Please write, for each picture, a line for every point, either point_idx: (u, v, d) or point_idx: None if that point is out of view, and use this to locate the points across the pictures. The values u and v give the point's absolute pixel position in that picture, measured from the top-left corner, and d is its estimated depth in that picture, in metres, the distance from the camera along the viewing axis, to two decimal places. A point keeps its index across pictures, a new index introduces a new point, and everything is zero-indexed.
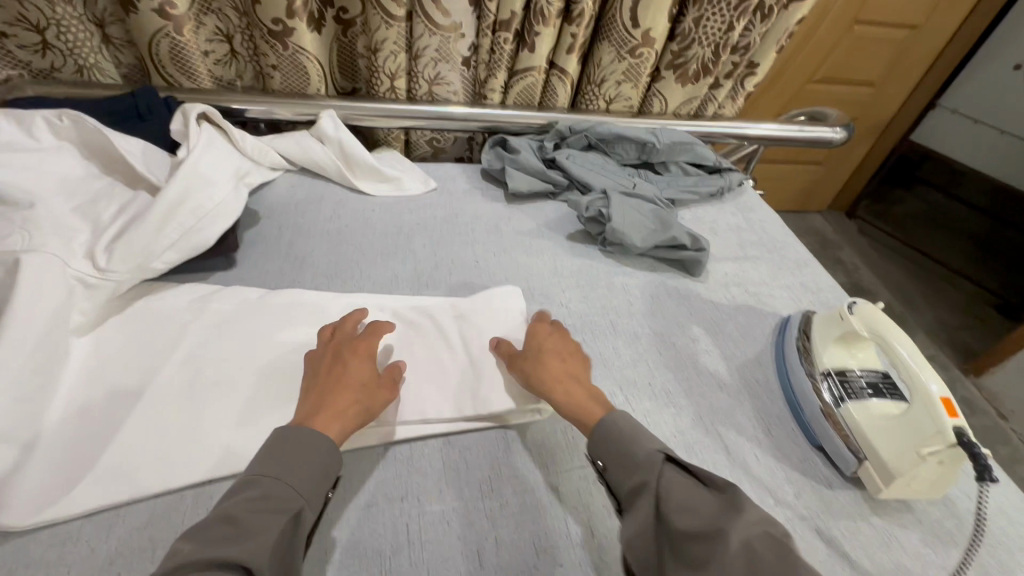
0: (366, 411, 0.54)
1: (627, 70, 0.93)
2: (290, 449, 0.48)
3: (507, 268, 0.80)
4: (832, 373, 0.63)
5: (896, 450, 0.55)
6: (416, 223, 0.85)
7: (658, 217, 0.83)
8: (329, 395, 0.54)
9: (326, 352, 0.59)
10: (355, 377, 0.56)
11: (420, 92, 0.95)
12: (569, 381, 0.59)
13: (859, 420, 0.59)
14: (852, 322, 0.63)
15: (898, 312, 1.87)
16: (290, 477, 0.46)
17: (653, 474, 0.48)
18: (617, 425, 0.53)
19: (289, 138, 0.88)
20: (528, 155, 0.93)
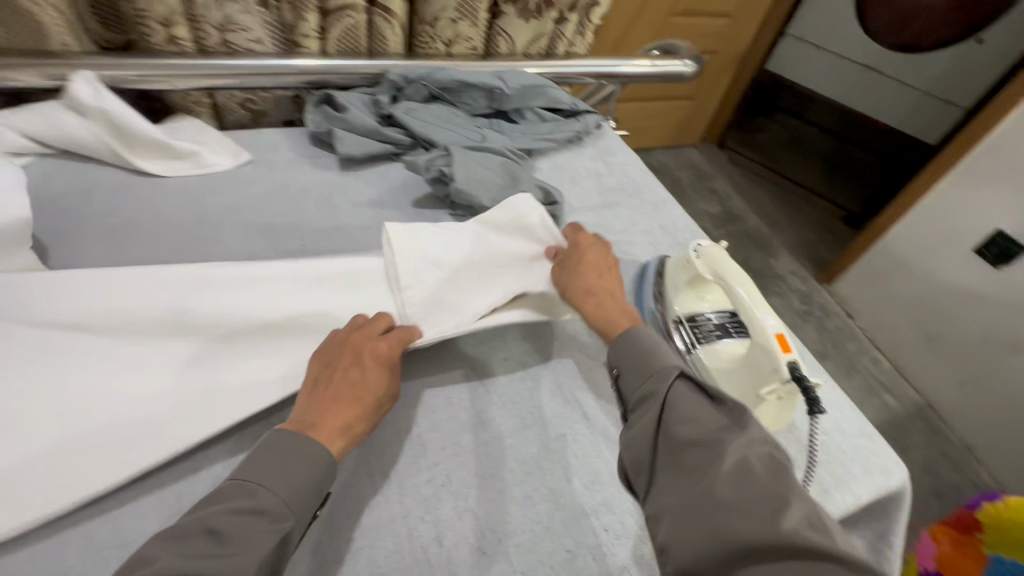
0: (368, 413, 0.48)
1: (459, 5, 0.83)
2: (280, 454, 0.43)
3: (341, 249, 0.69)
4: (683, 320, 0.63)
5: (740, 391, 0.56)
6: (225, 207, 0.71)
7: (508, 172, 0.76)
8: (331, 394, 0.47)
9: (342, 346, 0.51)
10: (366, 371, 0.49)
11: (210, 41, 0.78)
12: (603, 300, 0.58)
13: (708, 365, 0.59)
14: (699, 265, 0.62)
15: (764, 234, 2.02)
16: (264, 496, 0.41)
17: (664, 384, 0.48)
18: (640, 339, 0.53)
19: (28, 110, 0.67)
20: (358, 112, 0.80)
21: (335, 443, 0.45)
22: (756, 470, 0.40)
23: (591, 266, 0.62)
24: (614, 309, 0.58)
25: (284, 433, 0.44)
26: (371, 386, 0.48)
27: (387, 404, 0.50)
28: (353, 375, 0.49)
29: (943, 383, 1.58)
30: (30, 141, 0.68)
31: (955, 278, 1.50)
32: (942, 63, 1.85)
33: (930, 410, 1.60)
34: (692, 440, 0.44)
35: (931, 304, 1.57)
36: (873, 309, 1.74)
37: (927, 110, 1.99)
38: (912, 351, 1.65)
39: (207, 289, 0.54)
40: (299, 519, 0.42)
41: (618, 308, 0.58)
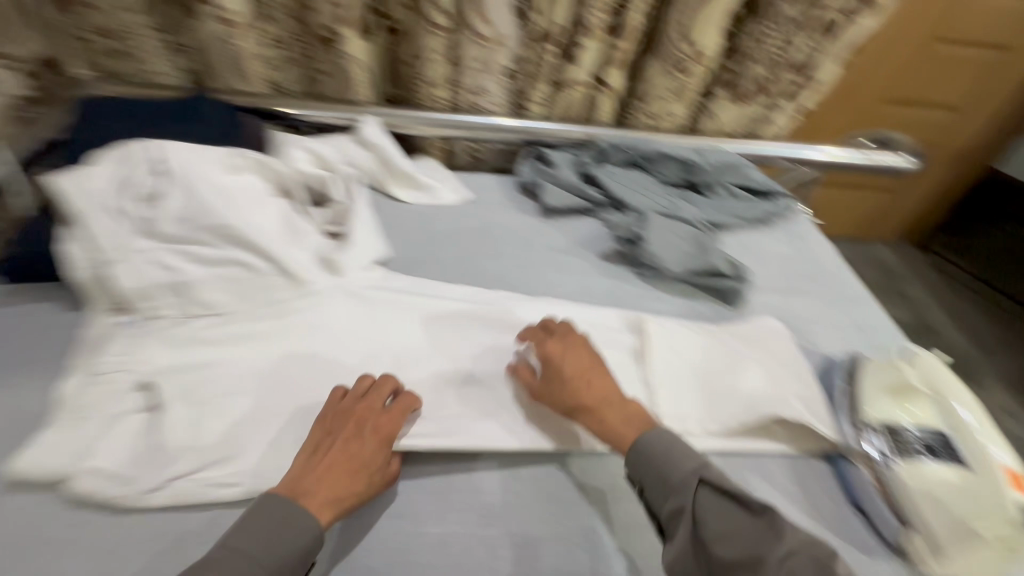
0: (353, 491, 0.51)
1: (676, 87, 0.90)
2: (268, 524, 0.46)
3: (535, 284, 0.77)
4: (880, 428, 0.58)
5: (951, 523, 0.51)
6: (446, 233, 0.84)
7: (698, 242, 0.79)
8: (331, 469, 0.51)
9: (342, 411, 0.55)
10: (376, 423, 0.55)
11: (463, 102, 0.94)
12: (607, 406, 0.58)
13: (909, 484, 0.53)
14: (910, 373, 0.62)
15: (967, 355, 1.71)
16: (273, 540, 0.46)
17: (688, 497, 0.50)
18: (662, 438, 0.55)
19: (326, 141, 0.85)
20: (566, 170, 0.91)
21: (322, 516, 0.48)
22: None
23: (562, 355, 0.61)
24: (602, 416, 0.58)
25: (267, 502, 0.48)
26: (376, 464, 0.53)
27: (381, 481, 0.53)
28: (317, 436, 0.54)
29: None
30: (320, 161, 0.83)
31: None
32: None
33: None
34: (733, 551, 0.47)
35: None
36: None
37: None
38: None
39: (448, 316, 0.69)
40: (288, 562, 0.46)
41: (621, 418, 0.57)
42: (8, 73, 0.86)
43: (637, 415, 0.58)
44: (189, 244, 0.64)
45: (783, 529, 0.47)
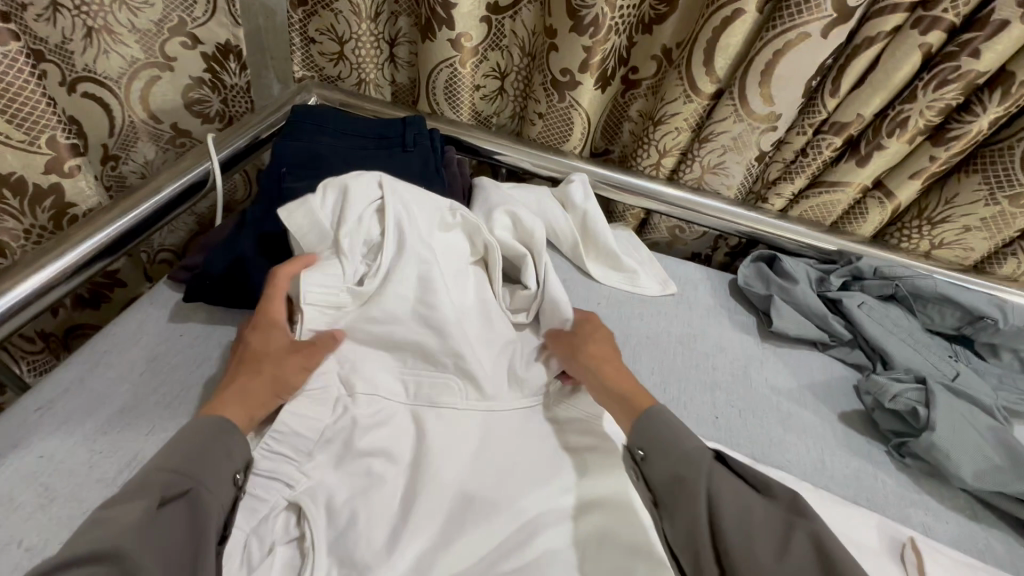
0: (283, 386, 0.48)
1: (990, 216, 0.66)
2: (198, 444, 0.42)
3: (757, 442, 0.59)
4: None
5: None
6: (643, 334, 0.69)
7: (1008, 446, 0.56)
8: (247, 373, 0.49)
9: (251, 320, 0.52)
10: (276, 346, 0.50)
11: (686, 175, 0.79)
12: (640, 401, 0.51)
13: None
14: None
15: None
16: (120, 512, 0.35)
17: (702, 472, 0.43)
18: (670, 423, 0.48)
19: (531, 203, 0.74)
20: (806, 288, 0.72)
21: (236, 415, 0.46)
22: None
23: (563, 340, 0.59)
24: (604, 379, 0.54)
25: (188, 424, 0.44)
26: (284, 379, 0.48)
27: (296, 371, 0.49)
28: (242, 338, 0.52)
29: None
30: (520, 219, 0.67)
31: None
32: None
33: None
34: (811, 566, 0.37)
35: None
36: None
37: None
38: None
39: None
40: (164, 493, 0.38)
41: (618, 374, 0.54)
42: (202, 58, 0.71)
43: (636, 395, 0.52)
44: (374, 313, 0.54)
45: (802, 510, 0.41)
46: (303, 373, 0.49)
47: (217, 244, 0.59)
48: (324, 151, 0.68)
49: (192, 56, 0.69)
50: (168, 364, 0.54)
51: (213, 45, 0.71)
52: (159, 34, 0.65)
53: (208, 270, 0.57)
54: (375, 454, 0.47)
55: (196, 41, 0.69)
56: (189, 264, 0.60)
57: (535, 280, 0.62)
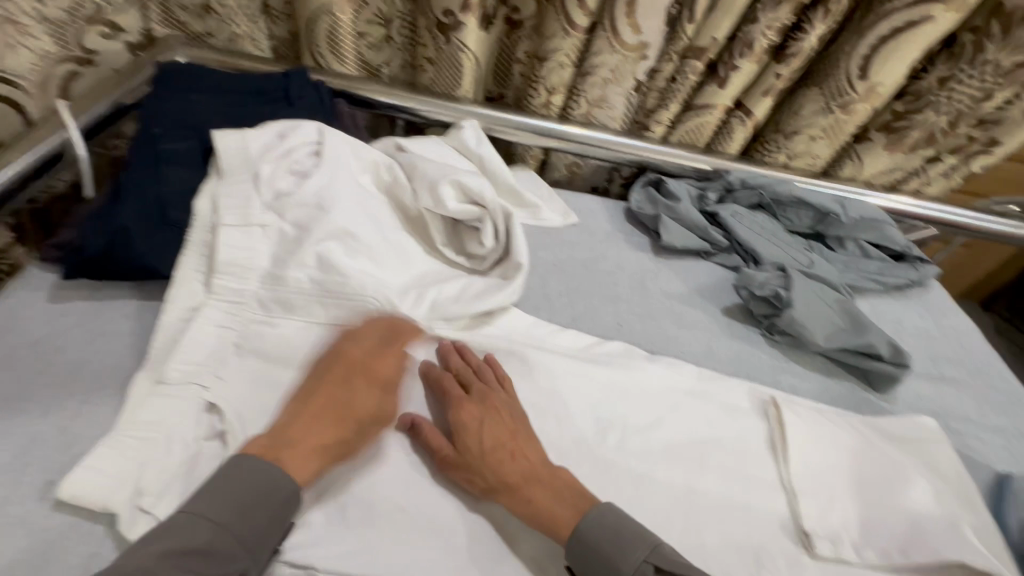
0: (348, 450, 0.48)
1: (829, 125, 0.77)
2: (245, 484, 0.42)
3: (652, 341, 0.67)
4: None
5: None
6: (548, 261, 0.73)
7: (848, 314, 0.68)
8: (320, 416, 0.48)
9: (331, 368, 0.52)
10: (357, 402, 0.50)
11: (576, 111, 0.83)
12: (529, 478, 0.48)
13: None
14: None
15: None
16: (190, 537, 0.39)
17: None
18: (606, 523, 0.46)
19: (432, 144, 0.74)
20: (688, 204, 0.80)
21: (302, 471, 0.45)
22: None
23: (466, 417, 0.52)
24: (522, 464, 0.49)
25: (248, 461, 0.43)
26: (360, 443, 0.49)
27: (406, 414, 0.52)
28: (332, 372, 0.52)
29: None
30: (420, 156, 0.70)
31: None
32: None
33: None
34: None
35: None
36: None
37: None
38: None
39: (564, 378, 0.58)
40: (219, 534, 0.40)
41: (550, 465, 0.50)
42: (118, 44, 0.73)
43: (570, 485, 0.49)
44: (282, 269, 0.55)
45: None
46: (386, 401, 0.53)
47: (89, 215, 0.55)
48: (201, 110, 0.64)
49: (112, 47, 0.72)
50: (52, 346, 0.50)
51: (133, 33, 0.75)
52: (74, 24, 0.66)
53: (83, 243, 0.53)
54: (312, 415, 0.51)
55: (115, 28, 0.72)
56: (60, 241, 0.56)
57: (492, 239, 0.64)
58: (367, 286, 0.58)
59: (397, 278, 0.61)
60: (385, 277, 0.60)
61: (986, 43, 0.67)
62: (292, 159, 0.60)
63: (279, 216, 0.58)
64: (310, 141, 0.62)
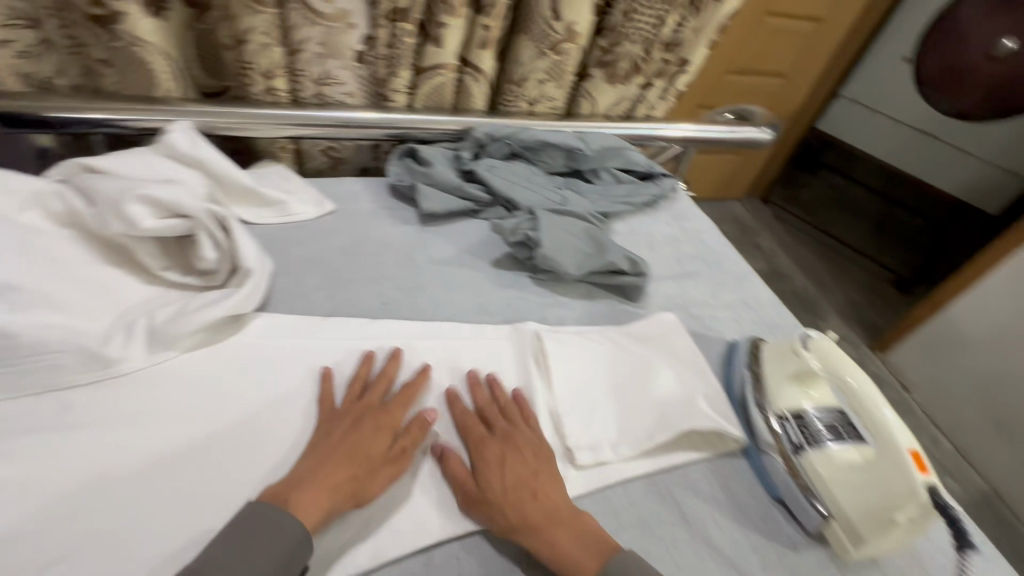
0: (359, 496, 0.48)
1: (549, 67, 0.82)
2: (262, 519, 0.43)
3: (422, 311, 0.67)
4: (788, 416, 0.57)
5: (865, 510, 0.50)
6: (304, 258, 0.69)
7: (593, 239, 0.74)
8: (331, 458, 0.49)
9: (342, 415, 0.53)
10: (377, 453, 0.50)
11: (305, 92, 0.78)
12: (559, 525, 0.48)
13: (821, 471, 0.53)
14: (807, 358, 0.58)
15: (812, 296, 2.24)
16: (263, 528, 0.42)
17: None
18: (626, 566, 0.46)
19: (125, 157, 0.62)
20: (442, 168, 0.81)
21: (311, 513, 0.44)
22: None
23: (370, 425, 0.52)
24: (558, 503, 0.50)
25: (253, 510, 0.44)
26: (368, 492, 0.48)
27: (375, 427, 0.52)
28: (383, 420, 0.53)
29: (1012, 471, 1.61)
30: (111, 172, 0.60)
31: None
32: (1006, 134, 2.01)
33: (999, 501, 1.63)
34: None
35: (1000, 386, 1.63)
36: (931, 382, 1.82)
37: (987, 177, 2.14)
38: (977, 432, 1.69)
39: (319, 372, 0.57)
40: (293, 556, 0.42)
41: (551, 486, 0.51)
42: None
43: (592, 530, 0.49)
44: None
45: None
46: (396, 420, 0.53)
47: None
48: None
49: None
50: None
51: None
52: None
53: None
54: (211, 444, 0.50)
55: None
56: None
57: (213, 252, 0.58)
58: (51, 339, 0.49)
59: (105, 317, 0.54)
60: (81, 324, 0.52)
61: None
62: None
63: None
64: None
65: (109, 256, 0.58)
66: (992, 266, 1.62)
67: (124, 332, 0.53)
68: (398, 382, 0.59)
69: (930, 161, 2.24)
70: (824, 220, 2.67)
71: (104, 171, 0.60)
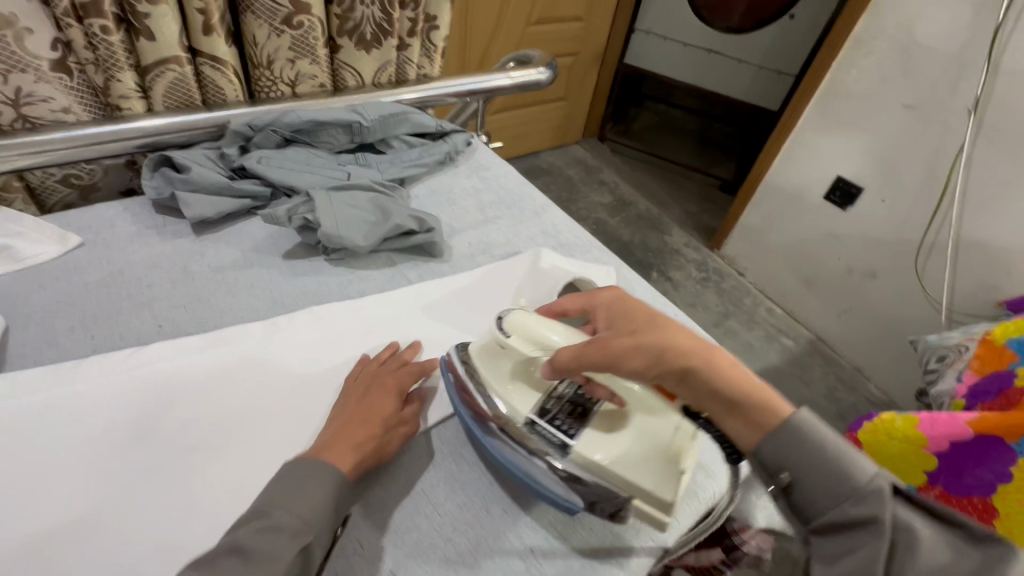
0: (379, 451, 0.52)
1: (293, 44, 0.80)
2: (299, 476, 0.46)
3: (207, 322, 0.63)
4: (535, 420, 0.53)
5: (657, 476, 0.49)
6: (51, 301, 0.61)
7: (379, 207, 0.75)
8: (347, 422, 0.52)
9: (359, 386, 0.57)
10: (388, 410, 0.54)
11: (6, 119, 0.67)
12: (709, 355, 0.43)
13: (609, 459, 0.50)
14: (513, 343, 0.55)
15: (655, 215, 2.47)
16: (307, 489, 0.45)
17: (887, 506, 0.36)
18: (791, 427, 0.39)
19: None
20: (203, 169, 0.74)
21: (344, 464, 0.48)
22: (922, 544, 0.34)
23: (378, 392, 0.56)
24: (708, 367, 0.43)
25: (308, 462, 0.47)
26: (388, 445, 0.53)
27: (393, 390, 0.56)
28: (393, 386, 0.57)
29: (825, 318, 1.94)
30: None
31: (851, 225, 1.77)
32: (768, 39, 2.31)
33: (823, 345, 1.96)
34: (838, 558, 0.36)
35: (802, 252, 1.94)
36: (756, 265, 2.11)
37: (764, 81, 2.45)
38: (797, 295, 2.01)
39: (104, 409, 0.53)
40: (318, 534, 0.44)
41: (729, 367, 0.43)
42: None
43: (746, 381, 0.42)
44: None
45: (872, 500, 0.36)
46: (405, 377, 0.58)
47: None
48: None
49: None
50: None
51: None
52: None
53: None
54: (209, 419, 0.54)
55: None
56: None
57: None
58: None
59: None
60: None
61: None
62: None
63: None
64: None
65: None
66: (773, 155, 1.88)
67: None
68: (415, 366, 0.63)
69: (718, 74, 2.51)
70: (654, 144, 2.93)
71: None
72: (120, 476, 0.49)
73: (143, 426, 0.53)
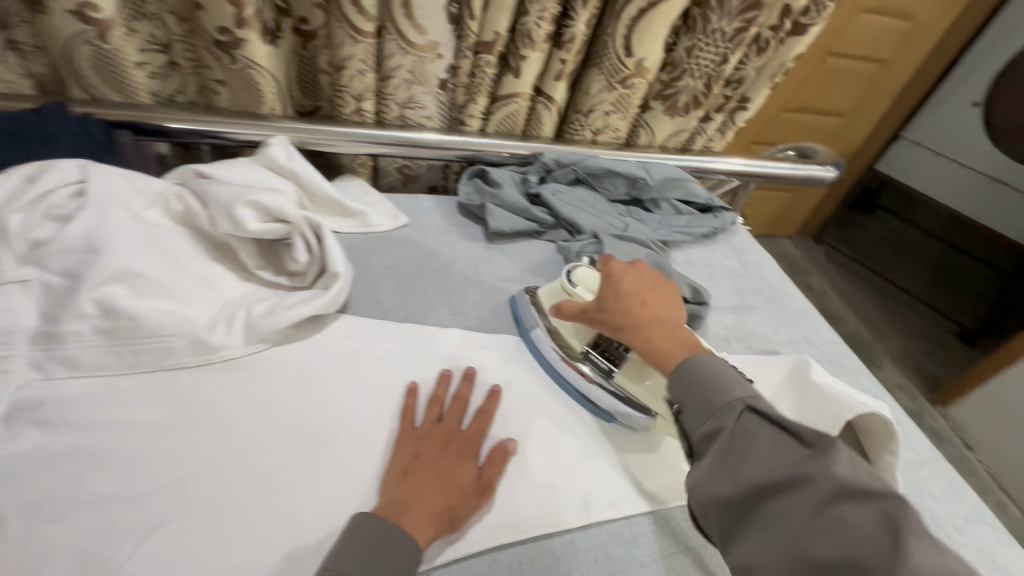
0: (454, 523, 0.48)
1: (616, 100, 0.87)
2: (370, 544, 0.44)
3: (488, 322, 0.70)
4: (588, 352, 0.63)
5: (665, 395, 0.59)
6: (381, 266, 0.74)
7: (655, 265, 0.77)
8: (424, 484, 0.49)
9: (427, 436, 0.53)
10: (466, 477, 0.50)
11: (390, 115, 0.84)
12: (656, 328, 0.55)
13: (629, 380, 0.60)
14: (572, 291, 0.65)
15: (867, 341, 2.15)
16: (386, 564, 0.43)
17: (732, 419, 0.45)
18: (704, 364, 0.50)
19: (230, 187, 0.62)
20: (510, 189, 0.84)
21: (420, 537, 0.45)
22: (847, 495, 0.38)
23: (445, 450, 0.52)
24: (645, 333, 0.55)
25: (377, 530, 0.45)
26: (463, 518, 0.48)
27: (465, 452, 0.52)
28: (469, 447, 0.53)
29: None
30: (259, 215, 0.62)
31: None
32: None
33: None
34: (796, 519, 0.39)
35: None
36: (995, 443, 1.70)
37: None
38: None
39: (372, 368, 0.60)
40: None
41: (658, 333, 0.55)
42: None
43: (682, 339, 0.54)
44: (58, 330, 0.51)
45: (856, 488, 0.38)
46: (473, 436, 0.54)
47: None
48: None
49: None
50: None
51: None
52: None
53: None
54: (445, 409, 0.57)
55: None
56: None
57: (305, 253, 0.63)
58: (166, 325, 0.54)
59: (206, 309, 0.58)
60: (189, 312, 0.57)
61: (710, 13, 0.80)
62: (49, 203, 0.54)
63: (41, 269, 0.52)
64: (69, 182, 0.56)
65: (214, 254, 0.64)
66: None
67: (224, 318, 0.58)
68: (472, 405, 0.58)
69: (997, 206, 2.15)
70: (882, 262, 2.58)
71: (247, 206, 0.61)
72: (274, 460, 0.50)
73: (265, 419, 0.53)
